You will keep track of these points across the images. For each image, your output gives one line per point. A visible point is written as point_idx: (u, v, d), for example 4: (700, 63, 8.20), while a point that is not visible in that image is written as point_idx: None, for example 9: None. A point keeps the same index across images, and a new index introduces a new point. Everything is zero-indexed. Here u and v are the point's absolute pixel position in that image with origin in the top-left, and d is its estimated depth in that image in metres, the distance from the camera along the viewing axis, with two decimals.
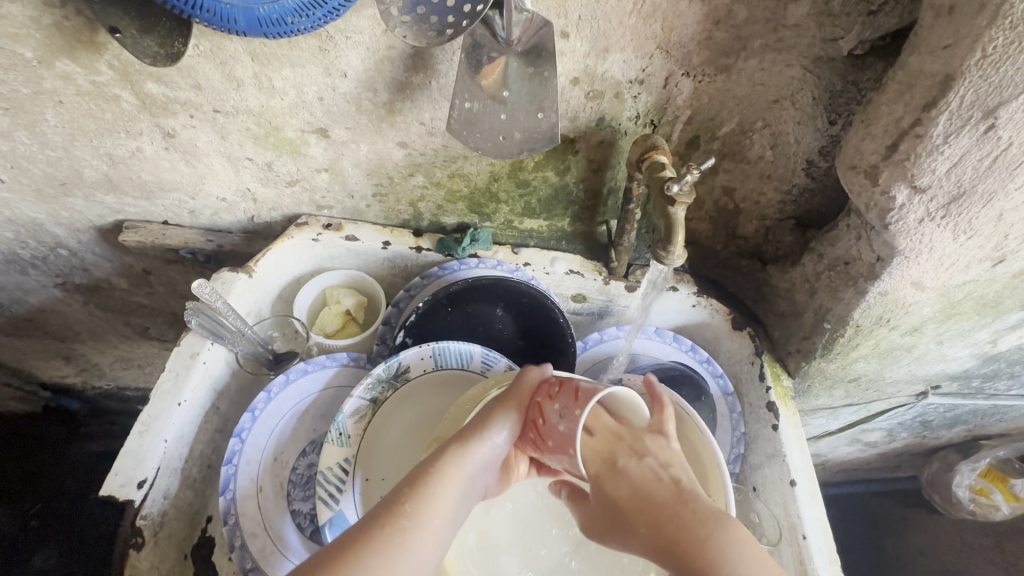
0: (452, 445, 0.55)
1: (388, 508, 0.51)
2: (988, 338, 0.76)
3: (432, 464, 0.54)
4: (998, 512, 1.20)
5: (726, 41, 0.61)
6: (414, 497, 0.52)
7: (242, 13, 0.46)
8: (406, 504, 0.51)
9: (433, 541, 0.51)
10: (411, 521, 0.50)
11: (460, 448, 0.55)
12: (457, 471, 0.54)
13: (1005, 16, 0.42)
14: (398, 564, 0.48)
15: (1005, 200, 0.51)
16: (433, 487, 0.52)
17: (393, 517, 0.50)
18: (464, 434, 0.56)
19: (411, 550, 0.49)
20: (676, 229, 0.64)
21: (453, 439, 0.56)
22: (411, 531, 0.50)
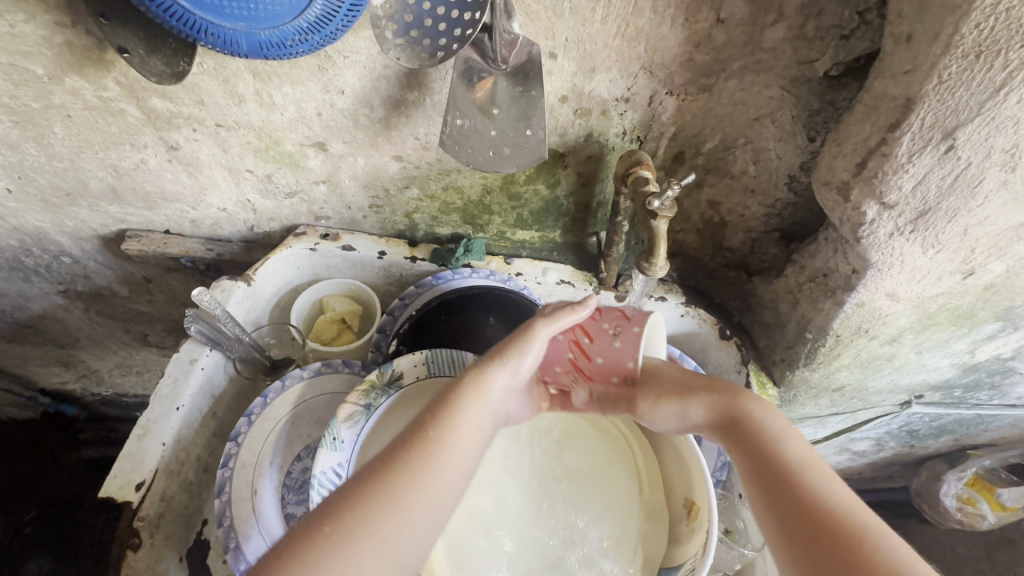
0: (476, 369, 0.57)
1: (413, 433, 0.52)
2: (966, 349, 0.78)
3: (458, 388, 0.56)
4: (985, 522, 1.23)
5: (707, 62, 0.64)
6: (439, 423, 0.53)
7: (244, 37, 0.48)
8: (431, 428, 0.52)
9: (459, 463, 0.52)
10: (437, 445, 0.51)
11: (484, 373, 0.57)
12: (483, 395, 0.56)
13: (957, 45, 0.44)
14: (426, 487, 0.49)
15: (968, 216, 0.53)
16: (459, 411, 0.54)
17: (418, 443, 0.51)
18: (485, 360, 0.58)
19: (435, 474, 0.50)
20: (659, 241, 0.67)
21: (475, 365, 0.58)
22: (437, 456, 0.51)
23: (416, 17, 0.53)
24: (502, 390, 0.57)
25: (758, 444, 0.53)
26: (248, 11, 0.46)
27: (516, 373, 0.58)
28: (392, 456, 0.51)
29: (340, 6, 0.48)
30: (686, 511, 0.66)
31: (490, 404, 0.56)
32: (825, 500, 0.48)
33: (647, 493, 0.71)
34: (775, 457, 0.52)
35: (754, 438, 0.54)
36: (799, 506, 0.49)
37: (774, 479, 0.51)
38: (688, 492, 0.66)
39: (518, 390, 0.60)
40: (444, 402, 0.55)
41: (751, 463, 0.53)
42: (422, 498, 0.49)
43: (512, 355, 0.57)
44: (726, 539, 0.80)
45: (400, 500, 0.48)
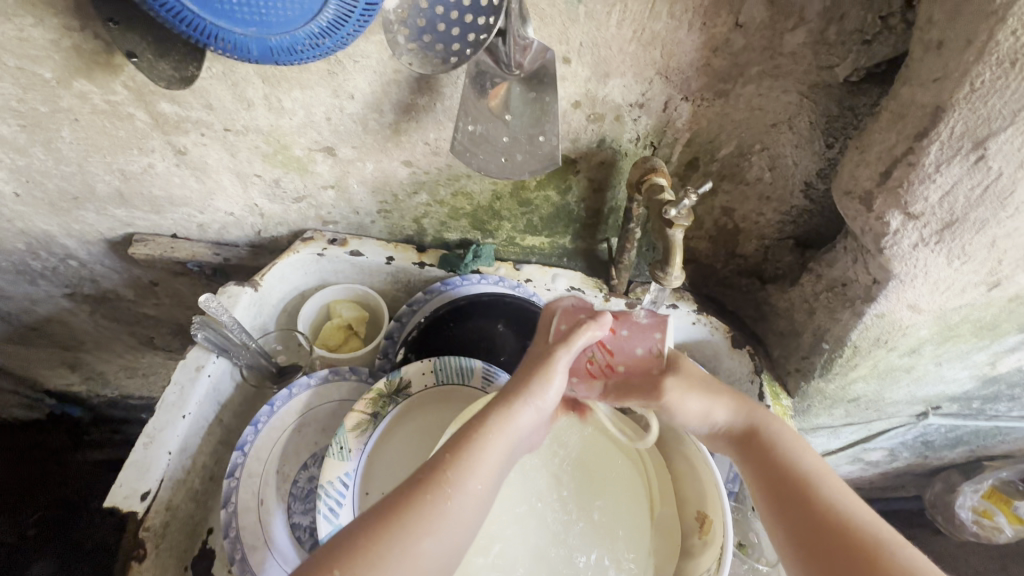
0: (495, 407, 0.55)
1: (429, 472, 0.51)
2: (987, 361, 0.77)
3: (476, 426, 0.54)
4: (1002, 535, 1.20)
5: (724, 68, 0.63)
6: (457, 463, 0.52)
7: (254, 43, 0.48)
8: (449, 470, 0.51)
9: (473, 505, 0.51)
10: (454, 487, 0.50)
11: (505, 413, 0.55)
12: (502, 435, 0.55)
13: (991, 52, 0.43)
14: (441, 529, 0.49)
15: (996, 227, 0.52)
16: (477, 447, 0.53)
17: (434, 484, 0.50)
18: (506, 397, 0.56)
19: (450, 517, 0.49)
20: (675, 251, 0.66)
21: (495, 401, 0.56)
22: (452, 498, 0.50)
23: (429, 22, 0.52)
24: (519, 430, 0.56)
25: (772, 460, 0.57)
26: (259, 16, 0.45)
27: (533, 414, 0.57)
28: (408, 497, 0.49)
29: (353, 10, 0.47)
30: (697, 523, 0.65)
31: (508, 444, 0.55)
32: (837, 510, 0.51)
33: (659, 509, 0.68)
34: (786, 469, 0.55)
35: (766, 453, 0.57)
36: (814, 517, 0.51)
37: (786, 490, 0.54)
38: (700, 504, 0.65)
39: (537, 427, 0.59)
40: (461, 441, 0.54)
41: (763, 477, 0.56)
42: (436, 540, 0.48)
43: (535, 389, 0.57)
44: (739, 553, 0.78)
45: (414, 545, 0.47)
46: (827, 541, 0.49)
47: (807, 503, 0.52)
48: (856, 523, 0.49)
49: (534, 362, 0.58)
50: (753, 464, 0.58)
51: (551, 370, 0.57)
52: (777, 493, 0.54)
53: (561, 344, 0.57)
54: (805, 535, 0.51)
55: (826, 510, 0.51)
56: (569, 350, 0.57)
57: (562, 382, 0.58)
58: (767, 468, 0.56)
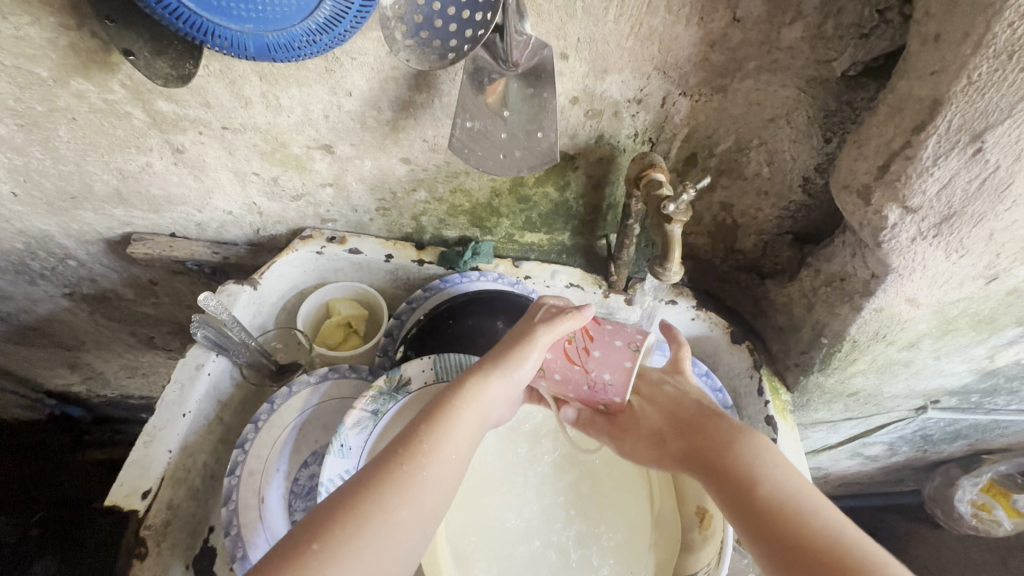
0: (468, 382, 0.56)
1: (405, 444, 0.51)
2: (985, 354, 0.77)
3: (449, 399, 0.55)
4: (1000, 528, 1.20)
5: (722, 63, 0.63)
6: (432, 435, 0.52)
7: (251, 40, 0.47)
8: (424, 441, 0.52)
9: (449, 473, 0.52)
10: (431, 457, 0.51)
11: (476, 386, 0.56)
12: (474, 407, 0.55)
13: (988, 45, 0.43)
14: (420, 497, 0.49)
15: (994, 220, 0.52)
16: (451, 420, 0.54)
17: (411, 454, 0.51)
18: (478, 372, 0.57)
19: (428, 485, 0.50)
20: (673, 245, 0.66)
21: (468, 376, 0.57)
22: (428, 467, 0.50)
23: (426, 18, 0.52)
24: (492, 404, 0.57)
25: (733, 479, 0.51)
26: (256, 12, 0.45)
27: (508, 387, 0.58)
28: (385, 470, 0.50)
29: (350, 7, 0.47)
30: (697, 518, 0.64)
31: (479, 416, 0.56)
32: (809, 527, 0.45)
33: (659, 502, 0.69)
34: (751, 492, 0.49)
35: (729, 472, 0.51)
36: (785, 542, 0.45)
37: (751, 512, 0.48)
38: (700, 500, 0.65)
39: (509, 401, 0.60)
40: (434, 415, 0.54)
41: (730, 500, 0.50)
42: (414, 509, 0.49)
43: (511, 365, 0.57)
44: (739, 548, 0.78)
45: (392, 513, 0.47)
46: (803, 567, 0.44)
47: (779, 528, 0.46)
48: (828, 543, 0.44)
49: (511, 343, 0.58)
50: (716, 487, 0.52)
51: (526, 359, 0.57)
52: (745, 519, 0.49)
53: (543, 327, 0.57)
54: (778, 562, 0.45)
55: (801, 531, 0.45)
56: (549, 333, 0.57)
57: (541, 357, 0.58)
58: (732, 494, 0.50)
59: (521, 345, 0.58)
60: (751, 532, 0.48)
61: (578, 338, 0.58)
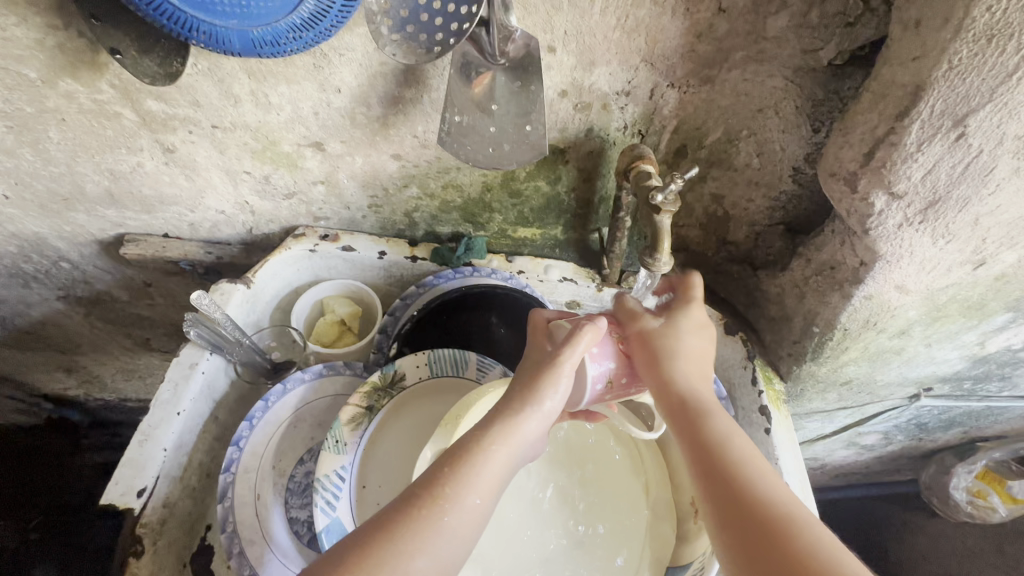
0: (500, 418, 0.55)
1: (426, 489, 0.51)
2: (976, 340, 0.77)
3: (480, 439, 0.54)
4: (996, 515, 1.20)
5: (708, 53, 0.63)
6: (455, 479, 0.51)
7: (236, 36, 0.48)
8: (446, 486, 0.51)
9: (474, 521, 0.51)
10: (451, 504, 0.50)
11: (508, 424, 0.55)
12: (507, 448, 0.54)
13: (968, 29, 0.43)
14: (435, 546, 0.48)
15: (980, 204, 0.52)
16: (482, 462, 0.53)
17: (430, 501, 0.50)
18: (511, 410, 0.56)
19: (446, 534, 0.49)
20: (663, 236, 0.66)
21: (499, 414, 0.56)
22: (449, 514, 0.49)
23: (411, 12, 0.52)
24: (527, 439, 0.56)
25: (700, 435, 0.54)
26: (240, 8, 0.45)
27: (540, 421, 0.56)
28: (401, 516, 0.49)
29: (334, 3, 0.47)
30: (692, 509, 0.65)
31: (513, 454, 0.55)
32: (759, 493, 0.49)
33: (653, 492, 0.68)
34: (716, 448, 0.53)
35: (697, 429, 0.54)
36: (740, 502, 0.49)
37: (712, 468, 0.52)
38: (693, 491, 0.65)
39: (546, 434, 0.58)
40: (460, 455, 0.53)
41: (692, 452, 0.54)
42: (430, 558, 0.48)
43: (539, 400, 0.56)
44: None
45: (406, 564, 0.47)
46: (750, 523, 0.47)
47: (735, 488, 0.50)
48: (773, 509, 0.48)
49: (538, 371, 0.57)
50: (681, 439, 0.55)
51: (559, 376, 0.56)
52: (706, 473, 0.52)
53: (567, 347, 0.56)
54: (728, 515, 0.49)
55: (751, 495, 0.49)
56: (575, 350, 0.56)
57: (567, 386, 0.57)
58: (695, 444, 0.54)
59: (552, 366, 0.56)
60: (706, 482, 0.52)
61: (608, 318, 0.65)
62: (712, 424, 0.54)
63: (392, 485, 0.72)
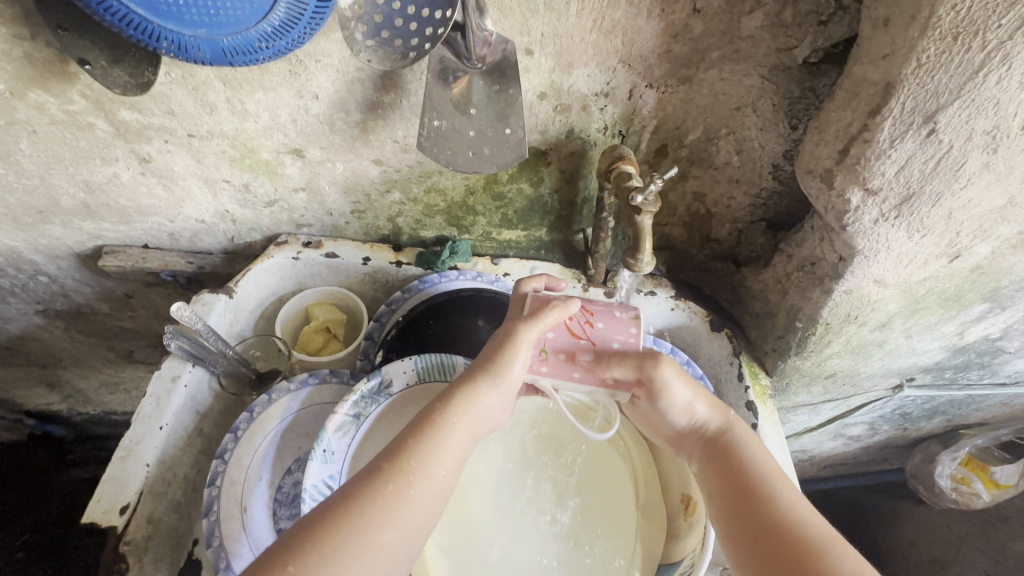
0: (459, 393, 0.58)
1: (391, 462, 0.52)
2: (955, 331, 0.79)
3: (437, 414, 0.56)
4: (979, 501, 1.22)
5: (685, 54, 0.63)
6: (418, 452, 0.53)
7: (206, 44, 0.47)
8: (411, 458, 0.53)
9: (437, 490, 0.53)
10: (417, 475, 0.52)
11: (468, 397, 0.57)
12: (466, 419, 0.57)
13: (934, 27, 0.44)
14: (400, 516, 0.50)
15: (952, 199, 0.53)
16: (442, 434, 0.55)
17: (397, 474, 0.51)
18: (467, 384, 0.58)
19: (412, 504, 0.51)
20: (644, 237, 0.66)
21: (459, 387, 0.58)
22: (414, 485, 0.52)
23: (385, 18, 0.52)
24: (485, 409, 0.59)
25: (734, 464, 0.59)
26: (208, 16, 0.45)
27: (499, 393, 0.59)
28: (367, 488, 0.50)
29: (304, 11, 0.46)
30: (683, 506, 0.66)
31: (472, 423, 0.58)
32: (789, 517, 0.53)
33: (643, 494, 0.69)
34: (747, 475, 0.57)
35: (729, 454, 0.60)
36: (764, 523, 0.53)
37: (743, 492, 0.56)
38: (685, 488, 0.67)
39: (503, 406, 0.61)
40: (423, 429, 0.56)
41: (721, 477, 0.59)
42: (395, 529, 0.49)
43: (500, 372, 0.58)
44: None
45: (373, 536, 0.48)
46: (778, 543, 0.51)
47: (761, 499, 0.55)
48: (802, 531, 0.52)
49: (496, 346, 0.59)
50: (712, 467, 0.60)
51: (517, 349, 0.58)
52: (735, 497, 0.57)
53: (524, 319, 0.58)
54: (758, 537, 0.53)
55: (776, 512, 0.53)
56: (533, 323, 0.58)
57: (527, 357, 0.59)
58: (726, 472, 0.59)
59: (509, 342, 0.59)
60: (730, 498, 0.57)
61: (578, 315, 0.60)
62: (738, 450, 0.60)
63: None
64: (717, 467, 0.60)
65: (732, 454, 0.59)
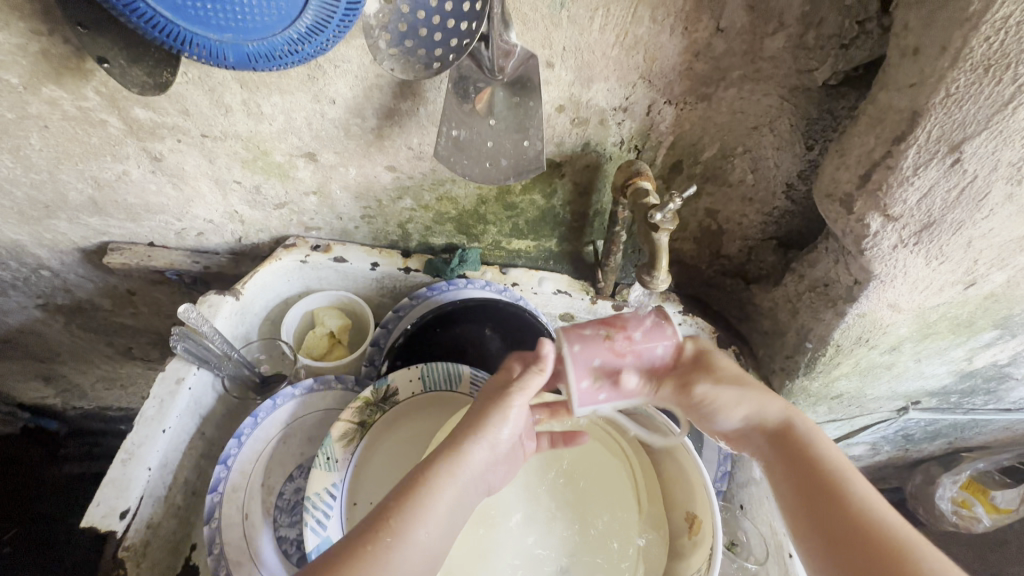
0: (446, 451, 0.54)
1: (370, 525, 0.49)
2: (964, 356, 0.78)
3: (425, 471, 0.53)
4: (980, 525, 1.22)
5: (706, 72, 0.63)
6: (401, 512, 0.50)
7: (231, 49, 0.46)
8: (393, 518, 0.50)
9: (417, 557, 0.50)
10: (398, 537, 0.49)
11: (451, 456, 0.54)
12: (453, 480, 0.53)
13: (966, 58, 0.44)
14: None
15: (973, 228, 0.53)
16: (426, 496, 0.52)
17: (375, 536, 0.49)
18: (456, 440, 0.55)
19: (392, 569, 0.48)
20: (660, 254, 0.66)
21: (444, 446, 0.55)
22: (393, 548, 0.48)
23: (410, 27, 0.51)
24: (474, 471, 0.55)
25: (805, 461, 0.53)
26: (235, 21, 0.44)
27: (487, 452, 0.56)
28: (347, 552, 0.48)
29: (334, 14, 0.46)
30: (687, 524, 0.65)
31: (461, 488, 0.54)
32: (866, 510, 0.48)
33: (646, 507, 0.68)
34: (812, 468, 0.52)
35: (801, 449, 0.53)
36: (839, 521, 0.48)
37: (812, 492, 0.51)
38: (690, 506, 0.65)
39: (494, 466, 0.58)
40: (408, 490, 0.52)
41: (792, 472, 0.53)
42: None
43: (488, 431, 0.56)
44: (727, 551, 0.77)
45: None
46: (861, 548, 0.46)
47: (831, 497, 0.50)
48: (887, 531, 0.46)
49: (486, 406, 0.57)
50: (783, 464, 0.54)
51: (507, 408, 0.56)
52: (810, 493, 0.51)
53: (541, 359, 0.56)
54: (831, 541, 0.48)
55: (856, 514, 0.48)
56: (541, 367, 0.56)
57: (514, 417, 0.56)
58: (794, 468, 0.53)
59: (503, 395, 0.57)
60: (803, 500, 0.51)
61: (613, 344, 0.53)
62: (810, 447, 0.53)
63: (384, 501, 0.71)
64: (788, 467, 0.53)
65: (803, 450, 0.53)
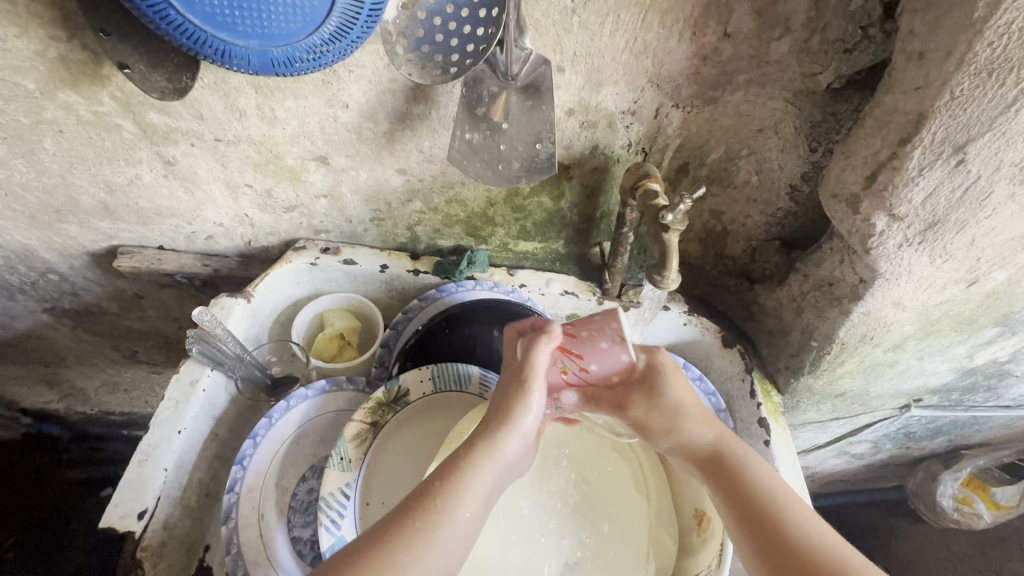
0: (480, 439, 0.57)
1: (417, 503, 0.52)
2: (965, 354, 0.80)
3: (462, 457, 0.56)
4: (981, 521, 1.23)
5: (713, 76, 0.65)
6: (443, 491, 0.53)
7: (256, 55, 0.47)
8: (437, 497, 0.52)
9: (463, 532, 0.52)
10: (442, 514, 0.51)
11: (489, 445, 0.57)
12: (490, 465, 0.56)
13: (970, 62, 0.46)
14: (431, 557, 0.50)
15: (976, 226, 0.55)
16: (468, 477, 0.54)
17: (422, 514, 0.51)
18: (490, 428, 0.58)
19: (439, 543, 0.50)
20: (671, 254, 0.67)
21: (479, 434, 0.58)
22: (441, 526, 0.51)
23: (427, 33, 0.52)
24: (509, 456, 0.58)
25: (741, 486, 0.57)
26: (260, 28, 0.45)
27: (520, 440, 0.59)
28: (396, 530, 0.50)
29: (358, 14, 0.46)
30: (696, 521, 0.65)
31: (496, 472, 0.57)
32: (807, 534, 0.52)
33: (656, 501, 0.69)
34: (753, 492, 0.56)
35: (736, 480, 0.58)
36: (780, 541, 0.52)
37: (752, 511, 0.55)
38: (699, 502, 0.65)
39: (524, 452, 0.61)
40: (451, 471, 0.55)
41: (733, 500, 0.57)
42: (424, 568, 0.49)
43: (515, 417, 0.58)
44: None
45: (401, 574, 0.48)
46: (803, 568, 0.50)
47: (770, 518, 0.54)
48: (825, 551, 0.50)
49: (508, 391, 0.59)
50: (721, 490, 0.58)
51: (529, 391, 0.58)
52: (748, 526, 0.54)
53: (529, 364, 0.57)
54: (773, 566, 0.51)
55: (794, 534, 0.52)
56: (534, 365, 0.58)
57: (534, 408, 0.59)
58: (734, 491, 0.57)
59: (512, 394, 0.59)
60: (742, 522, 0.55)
61: (568, 364, 0.60)
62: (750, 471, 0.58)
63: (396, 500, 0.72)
64: (725, 490, 0.58)
65: (742, 473, 0.58)
